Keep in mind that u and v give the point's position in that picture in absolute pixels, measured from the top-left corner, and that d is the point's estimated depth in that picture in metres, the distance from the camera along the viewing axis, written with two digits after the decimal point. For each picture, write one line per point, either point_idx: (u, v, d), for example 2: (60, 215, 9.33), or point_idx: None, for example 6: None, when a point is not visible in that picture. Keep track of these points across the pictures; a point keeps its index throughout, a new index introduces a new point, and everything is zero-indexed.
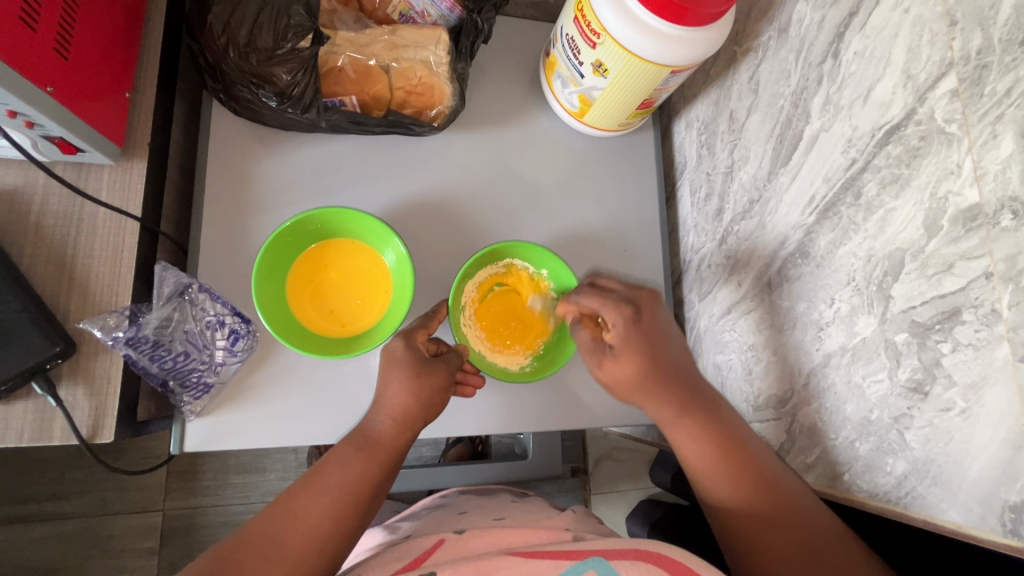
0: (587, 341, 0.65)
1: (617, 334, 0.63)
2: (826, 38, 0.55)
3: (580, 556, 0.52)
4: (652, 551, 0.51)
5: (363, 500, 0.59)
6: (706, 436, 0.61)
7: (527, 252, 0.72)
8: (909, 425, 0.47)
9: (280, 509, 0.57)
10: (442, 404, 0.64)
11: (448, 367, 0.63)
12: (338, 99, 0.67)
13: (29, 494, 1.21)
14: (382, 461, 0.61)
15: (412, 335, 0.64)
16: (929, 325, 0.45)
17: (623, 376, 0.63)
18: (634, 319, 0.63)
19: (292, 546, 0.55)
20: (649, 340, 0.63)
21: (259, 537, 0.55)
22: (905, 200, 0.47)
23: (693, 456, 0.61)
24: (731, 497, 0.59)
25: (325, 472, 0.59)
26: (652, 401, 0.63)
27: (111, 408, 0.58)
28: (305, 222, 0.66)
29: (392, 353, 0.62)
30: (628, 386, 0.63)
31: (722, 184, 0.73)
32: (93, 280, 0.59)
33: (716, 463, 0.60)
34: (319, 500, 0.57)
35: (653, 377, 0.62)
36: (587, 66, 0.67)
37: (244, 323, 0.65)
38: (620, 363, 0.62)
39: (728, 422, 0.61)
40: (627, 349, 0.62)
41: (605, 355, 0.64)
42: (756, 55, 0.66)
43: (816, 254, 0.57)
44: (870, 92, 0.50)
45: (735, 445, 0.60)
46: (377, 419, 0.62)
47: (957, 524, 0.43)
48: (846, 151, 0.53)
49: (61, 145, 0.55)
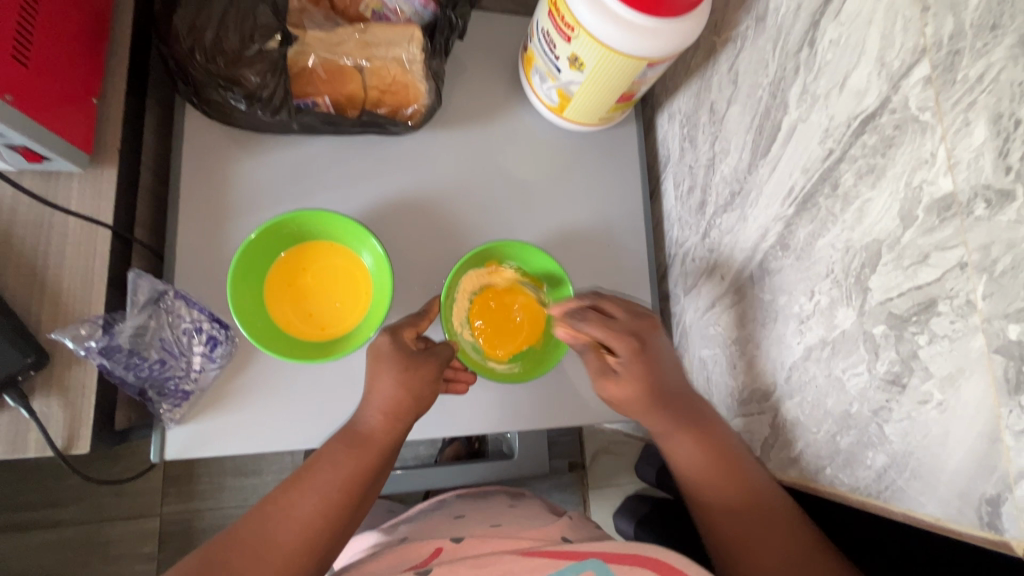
0: (593, 366, 0.63)
1: (622, 360, 0.61)
2: (802, 27, 0.54)
3: (581, 556, 0.52)
4: (652, 556, 0.50)
5: (354, 497, 0.58)
6: (710, 453, 0.61)
7: (520, 252, 0.72)
8: (889, 419, 0.46)
9: (268, 509, 0.57)
10: (433, 398, 0.63)
11: (439, 359, 0.63)
12: (311, 100, 0.66)
13: (26, 502, 1.21)
14: (374, 458, 0.60)
15: (400, 330, 0.63)
16: (905, 317, 0.44)
17: (624, 398, 0.62)
18: (639, 350, 0.61)
19: (282, 543, 0.55)
20: (654, 371, 0.62)
21: (248, 534, 0.55)
22: (881, 189, 0.46)
23: (687, 464, 0.62)
24: (705, 490, 0.61)
25: (317, 468, 0.58)
26: (651, 417, 0.62)
27: (86, 418, 0.58)
28: (279, 226, 0.65)
29: (378, 349, 0.62)
30: (626, 405, 0.63)
31: (705, 177, 0.72)
32: (64, 290, 0.59)
33: (707, 468, 0.61)
34: (309, 500, 0.57)
35: (654, 401, 0.61)
36: (563, 60, 0.66)
37: (221, 328, 0.64)
38: (624, 385, 0.61)
39: (728, 442, 0.61)
40: (631, 375, 0.61)
41: (610, 377, 0.62)
42: (734, 45, 0.65)
43: (796, 246, 0.56)
44: (846, 81, 0.49)
45: (726, 453, 0.60)
46: (369, 415, 0.61)
47: (936, 517, 0.43)
48: (823, 142, 0.52)
49: (27, 154, 0.54)
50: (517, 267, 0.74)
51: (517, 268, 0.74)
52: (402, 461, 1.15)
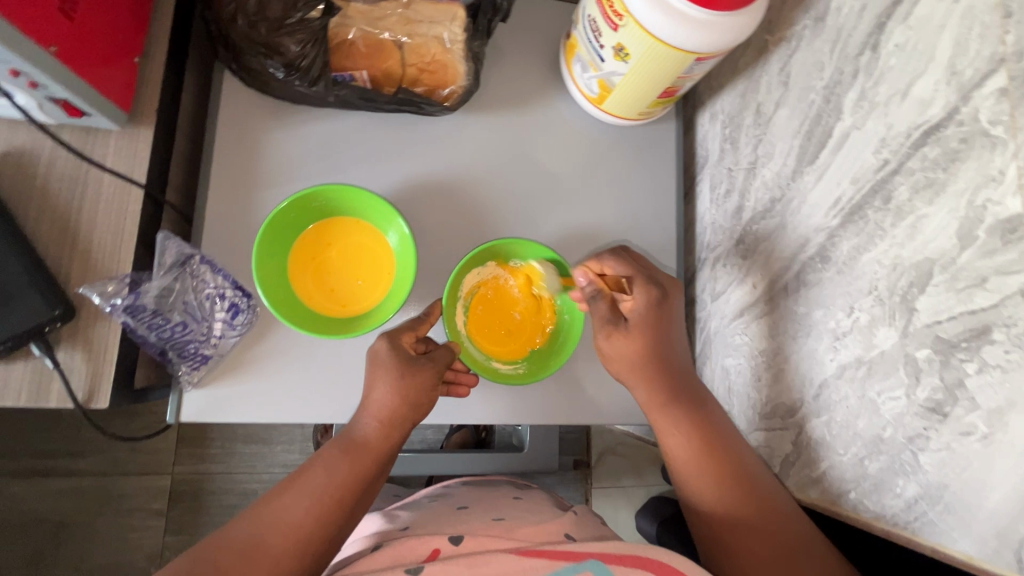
0: (604, 311, 0.62)
1: (636, 307, 0.61)
2: (866, 29, 0.51)
3: (578, 556, 0.51)
4: (653, 558, 0.50)
5: (347, 503, 0.58)
6: (692, 432, 0.61)
7: (527, 248, 0.71)
8: (924, 447, 0.44)
9: (262, 510, 0.57)
10: (430, 404, 0.63)
11: (436, 366, 0.62)
12: (348, 74, 0.65)
13: (46, 450, 1.24)
14: (368, 465, 0.60)
15: (397, 336, 0.62)
16: (954, 343, 0.42)
17: (626, 353, 0.62)
18: (657, 299, 0.62)
19: (272, 545, 0.55)
20: (659, 329, 0.62)
21: (240, 538, 0.55)
22: (938, 206, 0.43)
23: (672, 443, 0.62)
24: (685, 469, 0.62)
25: (309, 474, 0.59)
26: (646, 382, 0.62)
27: (107, 374, 0.58)
28: (309, 197, 0.65)
29: (376, 355, 0.61)
30: (628, 361, 0.62)
31: (744, 181, 0.70)
32: (95, 246, 0.59)
33: (691, 447, 0.61)
34: (300, 502, 0.57)
35: (654, 364, 0.62)
36: (608, 50, 0.64)
37: (244, 297, 0.64)
38: (632, 335, 0.61)
39: (713, 424, 0.62)
40: (638, 325, 0.61)
41: (617, 328, 0.61)
42: (788, 45, 0.62)
43: (837, 259, 0.54)
44: (909, 89, 0.46)
45: (710, 432, 0.61)
46: (364, 422, 0.61)
47: (968, 555, 0.41)
48: (878, 152, 0.49)
49: (67, 107, 0.55)
50: (524, 266, 0.73)
51: (522, 266, 0.73)
52: (409, 443, 1.16)
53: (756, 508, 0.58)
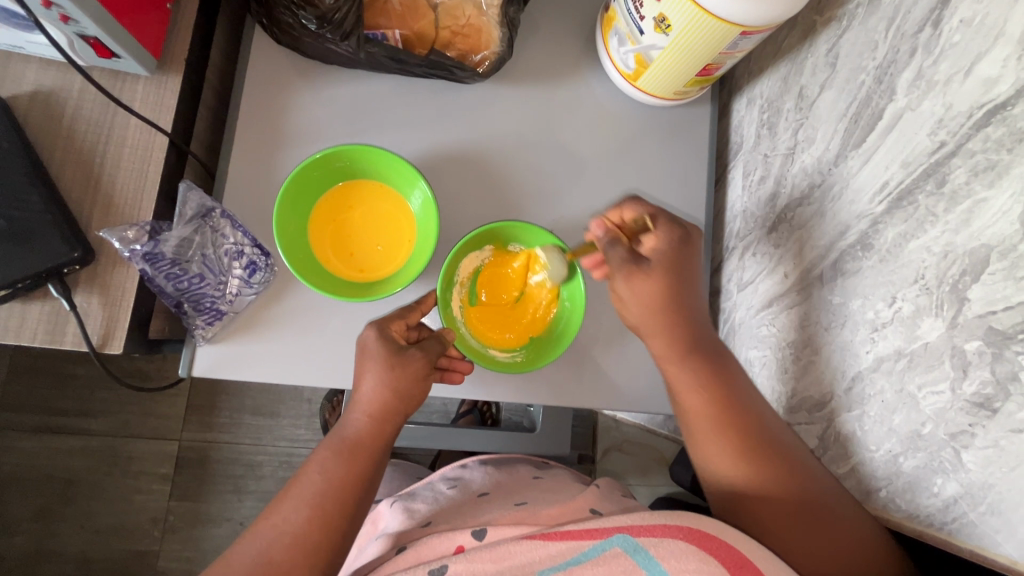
0: (624, 255, 0.59)
1: (660, 245, 0.60)
2: (927, 4, 0.47)
3: (604, 534, 0.48)
4: (685, 524, 0.47)
5: (348, 504, 0.56)
6: (707, 382, 0.59)
7: (524, 232, 0.69)
8: (969, 445, 0.41)
9: (263, 526, 0.54)
10: (423, 395, 0.61)
11: (427, 356, 0.60)
12: (381, 32, 0.64)
13: (59, 408, 1.26)
14: (365, 463, 0.58)
15: (387, 323, 0.60)
16: (1009, 334, 0.39)
17: (644, 295, 0.59)
18: (681, 239, 0.61)
19: (278, 561, 0.52)
20: (681, 267, 0.60)
21: (245, 559, 0.52)
22: (1000, 189, 0.40)
23: (688, 395, 0.60)
24: (702, 422, 0.59)
25: (303, 481, 0.56)
26: (667, 326, 0.60)
27: (122, 319, 0.58)
28: (333, 156, 0.63)
29: (365, 344, 0.59)
30: (648, 300, 0.59)
31: (781, 166, 0.67)
32: (117, 192, 0.59)
33: (708, 398, 0.59)
34: (299, 510, 0.55)
35: (672, 304, 0.60)
36: (648, 21, 0.61)
37: (262, 255, 0.63)
38: (653, 274, 0.59)
39: (729, 374, 0.60)
40: (662, 263, 0.59)
41: (639, 269, 0.59)
42: (838, 25, 0.59)
43: (881, 247, 0.51)
44: (973, 67, 0.42)
45: (724, 383, 0.59)
46: (353, 418, 0.59)
47: (1011, 560, 0.39)
48: (934, 133, 0.46)
49: (96, 47, 0.54)
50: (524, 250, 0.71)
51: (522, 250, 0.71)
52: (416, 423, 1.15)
53: (778, 459, 0.56)
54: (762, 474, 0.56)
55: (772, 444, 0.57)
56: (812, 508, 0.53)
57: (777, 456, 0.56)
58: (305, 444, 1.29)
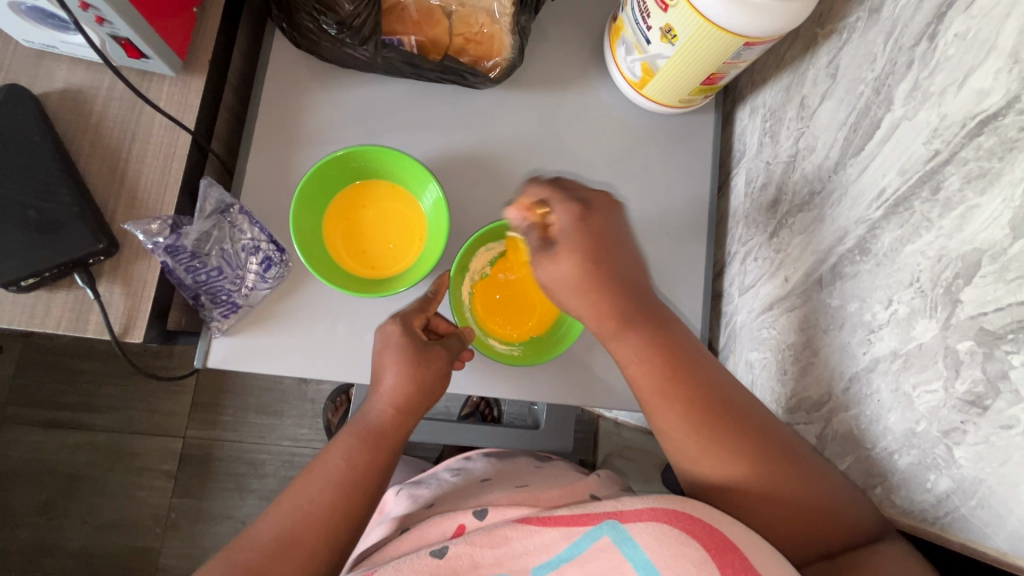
0: (535, 242, 0.56)
1: (561, 228, 0.55)
2: (923, 19, 0.49)
3: (594, 520, 0.49)
4: (668, 507, 0.48)
5: (368, 490, 0.57)
6: (656, 354, 0.56)
7: None
8: (960, 441, 0.43)
9: (285, 508, 0.56)
10: (444, 388, 0.63)
11: (449, 352, 0.62)
12: (398, 38, 0.67)
13: (66, 403, 1.28)
14: (387, 452, 0.59)
15: (409, 318, 0.62)
16: (999, 334, 0.40)
17: (562, 279, 0.56)
18: (582, 214, 0.55)
19: (302, 542, 0.54)
20: (597, 240, 0.56)
21: (270, 538, 0.54)
22: (991, 196, 0.42)
23: (637, 368, 0.57)
24: (657, 399, 0.56)
25: (326, 465, 0.58)
26: (595, 304, 0.56)
27: (143, 310, 0.60)
28: (349, 156, 0.66)
29: (389, 337, 0.61)
30: (566, 288, 0.56)
31: (782, 174, 0.69)
32: (141, 186, 0.61)
33: (657, 371, 0.56)
34: (322, 494, 0.56)
35: (598, 285, 0.55)
36: (655, 31, 0.63)
37: (278, 250, 0.65)
38: (561, 259, 0.55)
39: (675, 341, 0.57)
40: (568, 246, 0.55)
41: (547, 253, 0.56)
42: (839, 38, 0.61)
43: (878, 252, 0.52)
44: (967, 78, 0.44)
45: (674, 353, 0.56)
46: (376, 407, 0.60)
47: (1001, 551, 0.41)
48: (929, 142, 0.47)
49: (127, 47, 0.57)
50: None
51: None
52: None
53: (738, 431, 0.54)
54: (724, 447, 0.54)
55: (735, 417, 0.55)
56: (774, 472, 0.54)
57: (738, 426, 0.54)
58: (308, 444, 1.30)
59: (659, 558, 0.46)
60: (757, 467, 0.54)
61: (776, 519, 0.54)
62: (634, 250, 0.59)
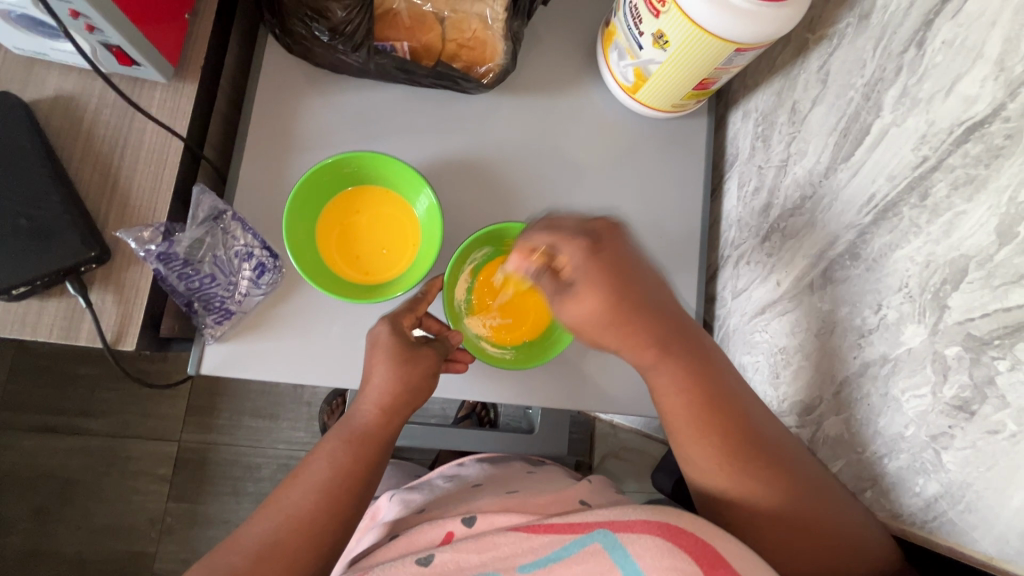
0: (549, 286, 0.56)
1: (576, 268, 0.54)
2: (912, 26, 0.49)
3: (587, 528, 0.49)
4: (661, 520, 0.48)
5: (354, 490, 0.58)
6: (689, 383, 0.56)
7: None
8: (948, 446, 0.44)
9: (270, 510, 0.56)
10: (431, 388, 0.62)
11: (436, 354, 0.62)
12: (390, 44, 0.67)
13: (61, 408, 1.27)
14: (373, 453, 0.59)
15: (398, 318, 0.62)
16: (986, 340, 0.41)
17: (585, 317, 0.55)
18: (592, 248, 0.54)
19: (287, 544, 0.54)
20: (616, 273, 0.54)
21: (254, 540, 0.54)
22: (978, 203, 0.42)
23: (669, 397, 0.57)
24: (690, 429, 0.56)
25: (311, 467, 0.58)
26: (625, 337, 0.55)
27: (135, 318, 0.60)
28: (342, 162, 0.66)
29: (377, 338, 0.60)
30: (592, 324, 0.55)
31: (774, 178, 0.69)
32: (133, 194, 0.61)
33: (690, 402, 0.56)
34: (308, 495, 0.56)
35: (625, 320, 0.54)
36: (647, 37, 0.64)
37: (271, 257, 0.65)
38: (585, 297, 0.54)
39: (710, 371, 0.57)
40: (590, 281, 0.53)
41: (568, 295, 0.54)
42: (829, 43, 0.61)
43: (868, 257, 0.53)
44: (954, 86, 0.45)
45: (708, 384, 0.56)
46: (363, 410, 0.60)
47: (988, 555, 0.41)
48: (917, 148, 0.48)
49: (118, 55, 0.57)
50: None
51: None
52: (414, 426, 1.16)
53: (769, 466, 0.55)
54: (754, 480, 0.55)
55: (767, 450, 0.55)
56: (805, 510, 0.54)
57: (770, 460, 0.55)
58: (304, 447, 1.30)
59: (649, 569, 0.46)
60: (787, 503, 0.54)
61: (802, 552, 0.55)
62: (653, 272, 0.57)
